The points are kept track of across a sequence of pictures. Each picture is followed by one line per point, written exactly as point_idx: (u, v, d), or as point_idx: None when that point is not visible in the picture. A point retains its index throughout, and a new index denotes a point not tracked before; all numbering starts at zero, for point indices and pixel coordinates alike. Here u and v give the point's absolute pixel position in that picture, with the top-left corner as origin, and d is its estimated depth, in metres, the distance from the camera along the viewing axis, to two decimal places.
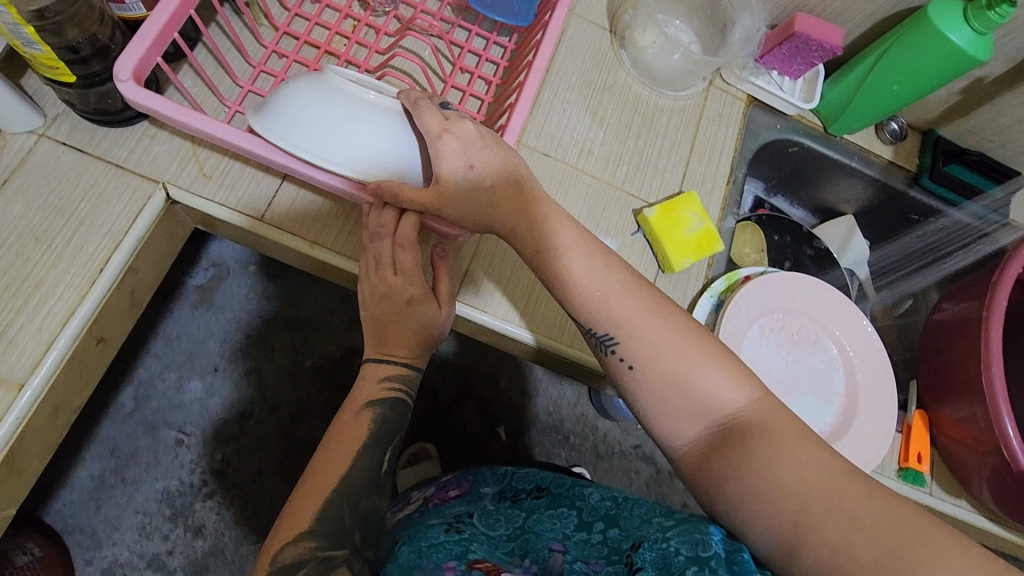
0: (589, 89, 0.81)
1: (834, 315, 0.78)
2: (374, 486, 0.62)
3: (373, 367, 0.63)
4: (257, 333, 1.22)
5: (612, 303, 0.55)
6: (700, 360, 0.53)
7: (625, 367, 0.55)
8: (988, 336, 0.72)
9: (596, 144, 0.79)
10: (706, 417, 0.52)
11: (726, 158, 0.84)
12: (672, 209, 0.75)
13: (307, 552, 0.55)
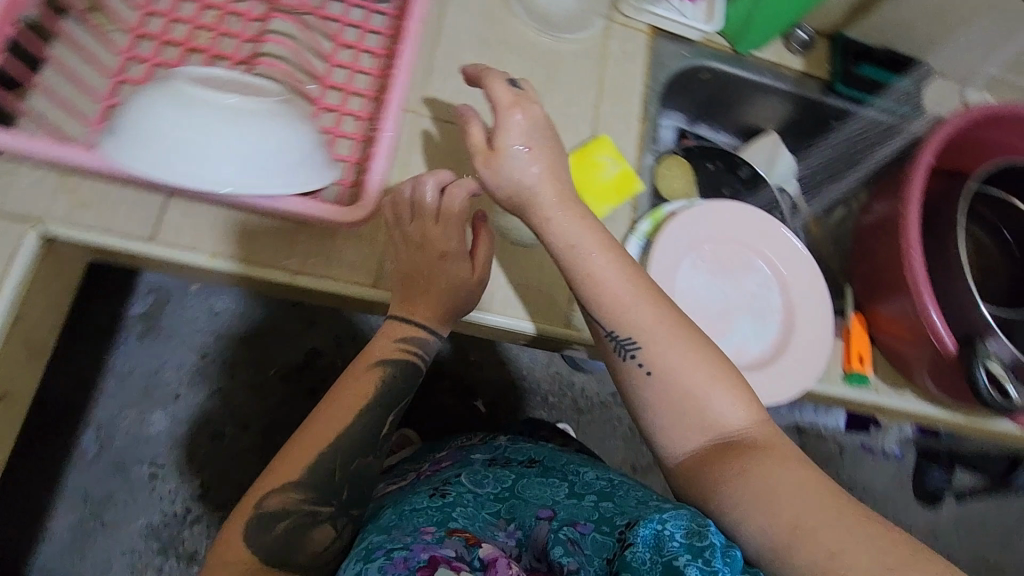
0: (485, 45, 0.78)
1: (762, 237, 0.79)
2: (369, 448, 0.60)
3: (392, 325, 0.63)
4: (212, 353, 1.19)
5: (642, 315, 0.57)
6: (712, 382, 0.55)
7: (640, 370, 0.57)
8: (906, 235, 0.72)
9: (502, 103, 0.76)
10: (709, 428, 0.55)
11: (637, 95, 0.82)
12: (584, 156, 0.74)
13: (290, 504, 0.56)
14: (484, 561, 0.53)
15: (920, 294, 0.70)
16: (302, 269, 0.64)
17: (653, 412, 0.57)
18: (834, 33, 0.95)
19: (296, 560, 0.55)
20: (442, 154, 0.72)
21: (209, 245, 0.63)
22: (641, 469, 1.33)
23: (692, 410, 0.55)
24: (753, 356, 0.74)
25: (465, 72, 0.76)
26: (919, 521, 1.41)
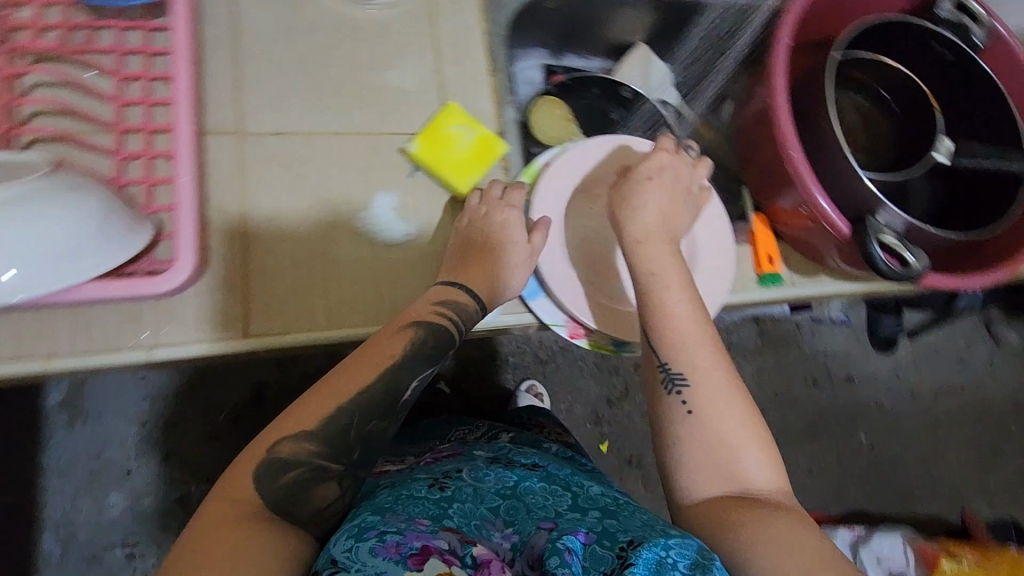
0: (294, 34, 0.69)
1: (645, 162, 0.75)
2: (389, 409, 0.55)
3: (444, 288, 0.61)
4: (152, 415, 1.07)
5: (699, 357, 0.56)
6: (745, 441, 0.54)
7: (681, 406, 0.55)
8: (778, 122, 0.69)
9: (331, 95, 0.68)
10: (731, 479, 0.53)
11: (480, 42, 0.74)
12: (432, 132, 0.67)
13: (301, 454, 0.50)
14: (476, 559, 0.47)
15: (804, 184, 0.67)
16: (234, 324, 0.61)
17: (686, 445, 0.54)
18: None
19: (296, 515, 0.49)
20: (283, 165, 0.65)
21: (48, 344, 0.57)
22: (617, 399, 1.30)
23: (721, 448, 0.54)
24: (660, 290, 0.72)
25: (278, 72, 0.67)
26: (881, 368, 1.45)
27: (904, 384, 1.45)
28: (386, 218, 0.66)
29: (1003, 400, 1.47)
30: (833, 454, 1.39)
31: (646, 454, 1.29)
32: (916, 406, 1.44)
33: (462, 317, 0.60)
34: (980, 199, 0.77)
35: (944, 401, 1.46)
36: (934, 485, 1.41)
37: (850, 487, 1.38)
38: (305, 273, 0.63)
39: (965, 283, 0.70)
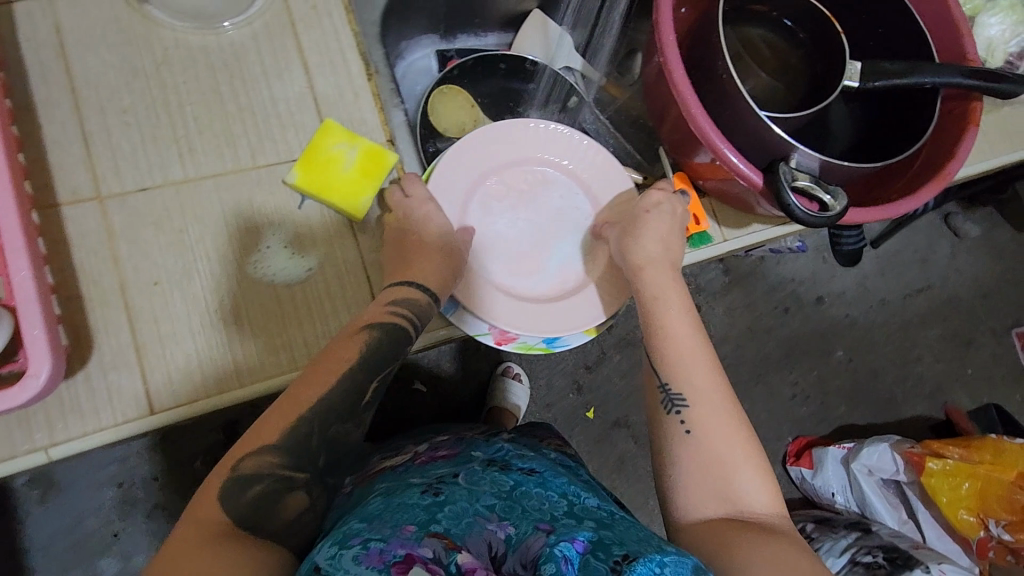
0: (140, 77, 0.62)
1: (543, 143, 0.71)
2: (352, 412, 0.56)
3: (397, 288, 0.60)
4: (127, 475, 1.02)
5: (698, 380, 0.59)
6: (747, 463, 0.55)
7: (681, 428, 0.57)
8: (672, 79, 0.65)
9: (195, 136, 0.63)
10: (729, 496, 0.54)
11: (349, 49, 0.69)
12: (312, 157, 0.62)
13: (266, 470, 0.50)
14: (463, 568, 0.44)
15: (709, 142, 0.64)
16: (155, 393, 0.58)
17: (684, 458, 0.56)
18: None
19: (268, 530, 0.48)
20: (156, 221, 0.60)
21: None
22: (594, 364, 1.26)
23: (716, 468, 0.55)
24: (578, 274, 0.70)
25: (131, 123, 0.61)
26: (849, 284, 1.43)
27: (873, 294, 1.44)
28: (278, 259, 0.62)
29: (968, 290, 1.48)
30: (815, 376, 1.38)
31: (632, 413, 1.26)
32: (888, 313, 1.44)
33: (417, 313, 0.60)
34: (894, 130, 0.76)
35: (913, 303, 1.45)
36: (914, 386, 1.42)
37: (834, 405, 1.38)
38: (203, 336, 0.59)
39: (892, 212, 0.68)
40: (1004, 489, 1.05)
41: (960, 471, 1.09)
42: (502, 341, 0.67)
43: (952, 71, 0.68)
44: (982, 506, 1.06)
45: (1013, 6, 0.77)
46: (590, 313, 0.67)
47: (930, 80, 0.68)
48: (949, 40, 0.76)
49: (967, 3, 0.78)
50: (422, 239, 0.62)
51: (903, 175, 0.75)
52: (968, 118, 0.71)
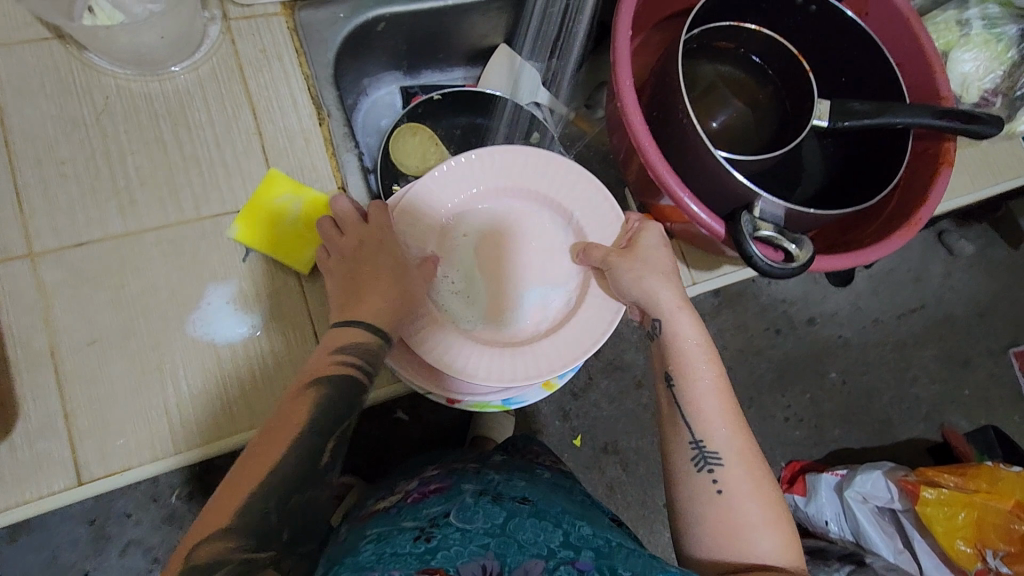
0: (79, 127, 0.60)
1: (525, 173, 0.65)
2: (315, 475, 0.50)
3: (344, 331, 0.54)
4: (99, 512, 0.99)
5: (729, 439, 0.54)
6: (769, 523, 0.52)
7: (711, 485, 0.53)
8: (630, 126, 0.62)
9: (135, 187, 0.60)
10: (744, 555, 0.51)
11: (300, 95, 0.67)
12: (255, 212, 0.60)
13: (228, 555, 0.44)
14: None
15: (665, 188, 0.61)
16: (85, 461, 0.55)
17: (704, 511, 0.53)
18: None
19: None
20: (92, 277, 0.57)
21: None
22: (581, 390, 1.22)
23: (735, 528, 0.51)
24: (557, 308, 0.65)
25: (69, 175, 0.59)
26: (840, 307, 1.40)
27: (867, 314, 1.40)
28: (221, 317, 0.60)
29: (965, 309, 1.44)
30: (809, 398, 1.35)
31: (620, 439, 1.23)
32: (882, 333, 1.40)
33: (369, 358, 0.54)
34: (865, 171, 0.75)
35: (908, 322, 1.41)
36: (910, 408, 1.39)
37: (829, 427, 1.34)
38: (140, 398, 0.56)
39: (861, 259, 0.65)
40: (1002, 518, 1.00)
41: (955, 500, 1.03)
42: (452, 399, 0.62)
43: (923, 112, 0.66)
44: (980, 537, 1.00)
45: (986, 41, 0.74)
46: (574, 350, 0.62)
47: (901, 119, 0.66)
48: (921, 76, 0.74)
49: (939, 38, 0.75)
50: (377, 275, 0.56)
51: (877, 217, 0.72)
52: (942, 158, 0.69)
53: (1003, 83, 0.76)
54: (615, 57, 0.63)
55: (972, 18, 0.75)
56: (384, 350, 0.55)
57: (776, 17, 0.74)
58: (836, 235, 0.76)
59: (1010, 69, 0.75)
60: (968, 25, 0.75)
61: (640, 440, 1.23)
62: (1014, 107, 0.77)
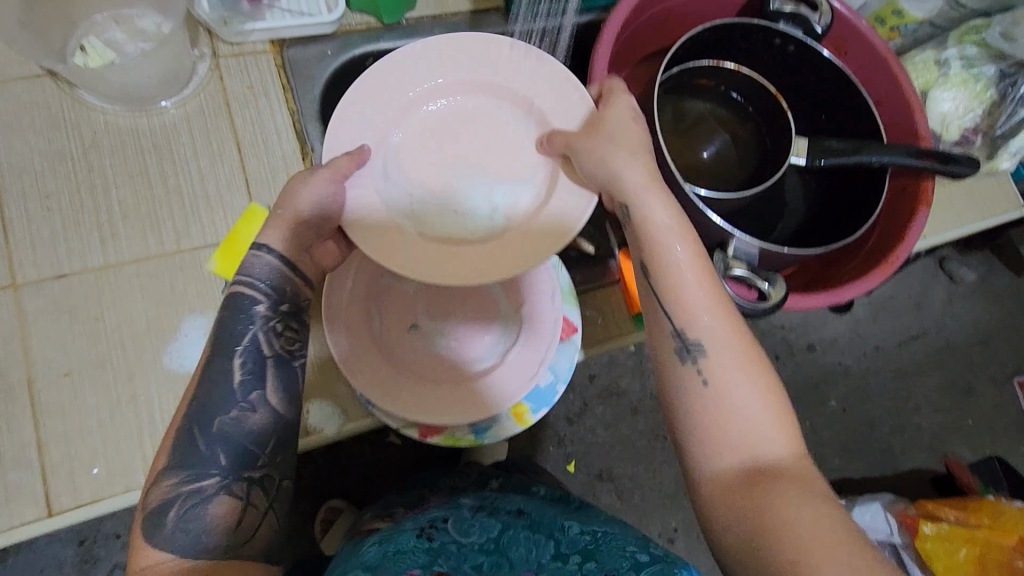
0: (66, 161, 0.62)
1: (493, 67, 0.61)
2: (234, 399, 0.49)
3: (247, 255, 0.53)
4: (88, 533, 0.99)
5: (717, 330, 0.47)
6: (767, 413, 0.44)
7: (697, 377, 0.46)
8: None
9: (119, 220, 0.62)
10: (747, 449, 0.43)
11: (285, 130, 0.69)
12: (234, 246, 0.62)
13: (173, 493, 0.46)
14: None
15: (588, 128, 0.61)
16: (57, 492, 0.55)
17: (703, 417, 0.45)
18: None
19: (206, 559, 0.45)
20: (73, 308, 0.59)
21: None
22: (576, 416, 1.22)
23: (737, 426, 0.44)
24: (529, 199, 0.59)
25: (55, 208, 0.61)
26: (840, 333, 1.39)
27: (866, 341, 1.39)
28: (197, 349, 0.60)
29: (967, 337, 1.42)
30: (807, 426, 1.33)
31: (615, 465, 1.22)
32: (882, 360, 1.39)
33: (274, 281, 0.53)
34: (844, 210, 0.75)
35: (909, 350, 1.40)
36: (911, 437, 1.36)
37: (828, 456, 1.33)
38: (112, 429, 0.57)
39: (837, 297, 0.65)
40: (1005, 554, 0.96)
41: (956, 534, 1.00)
42: (424, 432, 0.63)
43: (899, 151, 0.67)
44: None
45: (965, 81, 0.75)
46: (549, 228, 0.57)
47: (876, 158, 0.67)
48: (899, 114, 0.75)
49: (918, 78, 0.77)
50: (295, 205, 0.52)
51: (855, 256, 0.72)
52: (920, 198, 0.69)
53: (983, 122, 0.76)
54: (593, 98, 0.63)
55: (950, 58, 0.76)
56: (292, 276, 0.53)
57: (755, 56, 0.75)
58: (817, 273, 0.74)
59: (989, 108, 0.75)
60: (946, 65, 0.76)
61: (636, 467, 1.22)
62: (994, 146, 0.76)
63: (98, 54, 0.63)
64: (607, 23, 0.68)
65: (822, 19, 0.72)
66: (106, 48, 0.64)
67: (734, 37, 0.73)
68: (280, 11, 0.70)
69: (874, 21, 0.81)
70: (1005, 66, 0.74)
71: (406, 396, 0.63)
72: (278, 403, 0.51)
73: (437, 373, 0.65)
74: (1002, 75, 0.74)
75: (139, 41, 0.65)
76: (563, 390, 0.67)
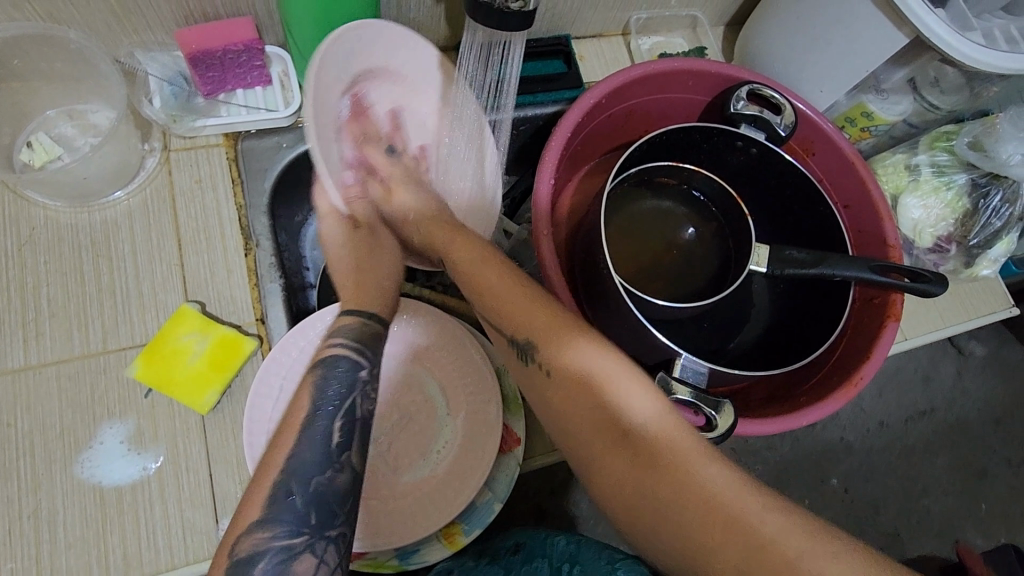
0: (1, 257, 0.61)
1: (402, 51, 0.65)
2: (327, 461, 0.47)
3: (342, 319, 0.55)
4: None
5: (535, 323, 0.50)
6: (607, 383, 0.46)
7: (541, 371, 0.49)
8: (547, 275, 0.59)
9: (46, 319, 0.60)
10: (610, 426, 0.45)
11: (229, 224, 0.67)
12: (158, 349, 0.60)
13: (263, 547, 0.43)
14: None
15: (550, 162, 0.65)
16: None
17: (562, 410, 0.47)
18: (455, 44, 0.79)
19: None
20: None
21: None
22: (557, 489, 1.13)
23: (601, 413, 0.45)
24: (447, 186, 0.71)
25: None
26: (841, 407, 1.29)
27: (871, 416, 1.30)
28: (111, 459, 0.58)
29: (977, 415, 1.33)
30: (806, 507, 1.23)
31: None
32: (888, 437, 1.29)
33: (367, 344, 0.54)
34: (809, 319, 0.71)
35: (916, 428, 1.30)
36: (921, 521, 1.25)
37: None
38: (9, 547, 0.54)
39: (793, 423, 0.61)
40: None
41: None
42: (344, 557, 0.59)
43: (861, 264, 0.61)
44: None
45: (935, 188, 0.75)
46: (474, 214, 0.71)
47: (839, 273, 0.61)
48: (867, 219, 0.71)
49: (889, 182, 0.76)
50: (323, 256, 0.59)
51: (818, 368, 0.68)
52: (888, 311, 0.64)
53: (957, 231, 0.76)
54: (536, 209, 0.61)
55: (921, 163, 0.75)
56: (369, 328, 0.55)
57: (717, 157, 0.73)
58: (781, 384, 0.70)
59: (963, 217, 0.75)
60: (917, 170, 0.76)
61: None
62: (970, 254, 0.77)
63: (46, 150, 0.64)
64: (556, 125, 0.66)
65: (785, 122, 0.68)
66: (55, 144, 0.64)
67: (694, 138, 0.71)
68: (236, 107, 0.70)
69: (845, 120, 0.77)
70: (977, 176, 0.75)
71: None
72: (361, 460, 0.49)
73: (367, 487, 0.62)
74: (974, 185, 0.75)
75: (90, 136, 0.65)
76: (499, 510, 0.63)
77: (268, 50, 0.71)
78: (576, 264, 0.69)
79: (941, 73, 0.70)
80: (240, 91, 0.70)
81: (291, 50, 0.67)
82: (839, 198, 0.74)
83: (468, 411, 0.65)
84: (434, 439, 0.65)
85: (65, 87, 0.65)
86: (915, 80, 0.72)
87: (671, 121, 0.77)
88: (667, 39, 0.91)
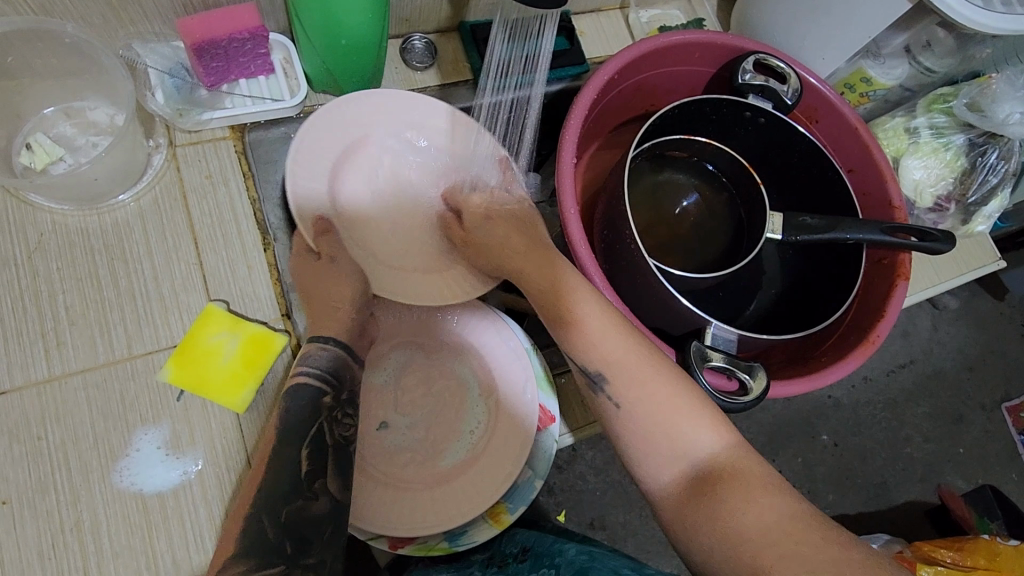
0: (9, 266, 0.59)
1: (340, 116, 0.63)
2: (297, 490, 0.51)
3: (310, 348, 0.57)
4: None
5: (600, 346, 0.54)
6: (691, 411, 0.51)
7: (609, 402, 0.54)
8: (573, 243, 0.59)
9: (66, 328, 0.58)
10: (684, 460, 0.51)
11: (244, 218, 0.66)
12: (189, 351, 0.60)
13: None
14: None
15: (563, 162, 0.62)
16: None
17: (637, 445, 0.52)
18: (458, 23, 0.78)
19: None
20: (7, 426, 0.55)
21: None
22: (566, 462, 1.14)
23: (677, 444, 0.51)
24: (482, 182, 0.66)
25: None
26: None
27: (857, 372, 1.35)
28: (150, 465, 0.57)
29: (953, 364, 1.40)
30: (801, 463, 1.29)
31: (608, 512, 1.14)
32: (874, 390, 1.35)
33: (332, 371, 0.57)
34: (819, 286, 0.74)
35: (897, 379, 1.37)
36: (906, 468, 1.32)
37: (822, 492, 1.27)
38: (54, 563, 0.53)
39: (818, 382, 0.63)
40: None
41: None
42: (394, 544, 0.60)
43: (872, 228, 0.63)
44: None
45: (935, 149, 0.78)
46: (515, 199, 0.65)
47: (852, 236, 0.63)
48: (870, 184, 0.73)
49: (890, 146, 0.79)
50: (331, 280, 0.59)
51: (836, 328, 0.70)
52: (898, 270, 0.67)
53: (956, 189, 0.80)
54: (562, 209, 0.60)
55: (920, 126, 0.79)
56: (349, 360, 0.59)
57: (727, 129, 0.74)
58: (794, 350, 0.72)
59: (961, 176, 0.79)
60: (916, 133, 0.79)
61: (629, 513, 1.15)
62: (967, 212, 0.81)
63: (47, 151, 0.60)
64: (574, 104, 0.65)
65: (792, 89, 0.69)
66: (56, 145, 0.61)
67: (704, 111, 0.71)
68: (240, 97, 0.67)
69: (843, 86, 0.79)
70: (974, 136, 0.78)
71: (379, 503, 0.60)
72: (337, 489, 0.53)
73: (410, 474, 0.63)
74: (972, 144, 0.78)
75: (92, 135, 0.63)
76: (542, 486, 0.63)
77: (270, 37, 0.68)
78: (599, 239, 0.69)
79: (933, 37, 0.72)
80: (243, 80, 0.68)
81: (296, 36, 0.65)
82: (843, 163, 0.75)
83: (500, 394, 0.66)
84: (470, 421, 0.66)
85: (60, 83, 0.62)
86: (910, 46, 0.74)
87: (676, 93, 0.78)
88: (663, 11, 0.91)
